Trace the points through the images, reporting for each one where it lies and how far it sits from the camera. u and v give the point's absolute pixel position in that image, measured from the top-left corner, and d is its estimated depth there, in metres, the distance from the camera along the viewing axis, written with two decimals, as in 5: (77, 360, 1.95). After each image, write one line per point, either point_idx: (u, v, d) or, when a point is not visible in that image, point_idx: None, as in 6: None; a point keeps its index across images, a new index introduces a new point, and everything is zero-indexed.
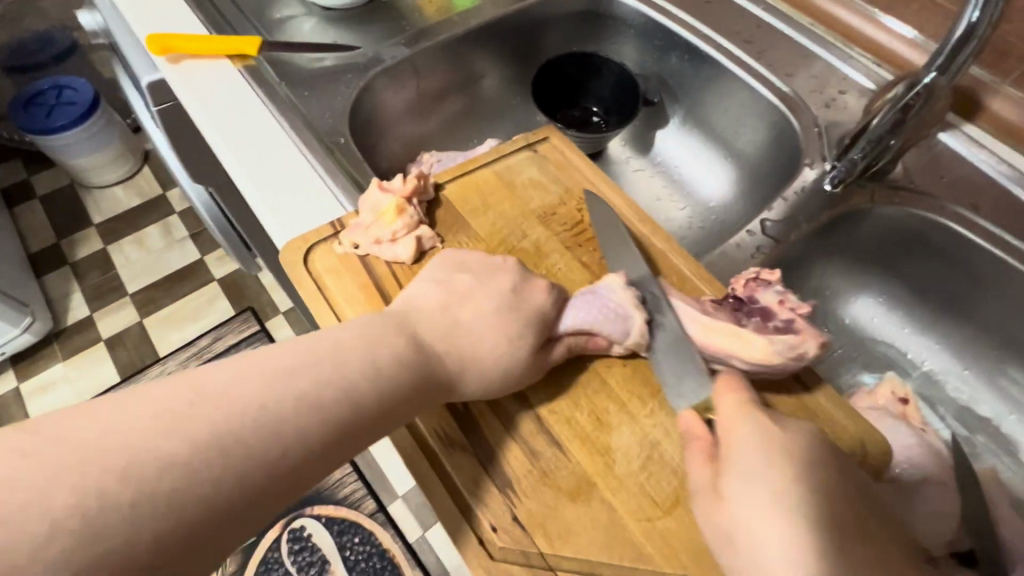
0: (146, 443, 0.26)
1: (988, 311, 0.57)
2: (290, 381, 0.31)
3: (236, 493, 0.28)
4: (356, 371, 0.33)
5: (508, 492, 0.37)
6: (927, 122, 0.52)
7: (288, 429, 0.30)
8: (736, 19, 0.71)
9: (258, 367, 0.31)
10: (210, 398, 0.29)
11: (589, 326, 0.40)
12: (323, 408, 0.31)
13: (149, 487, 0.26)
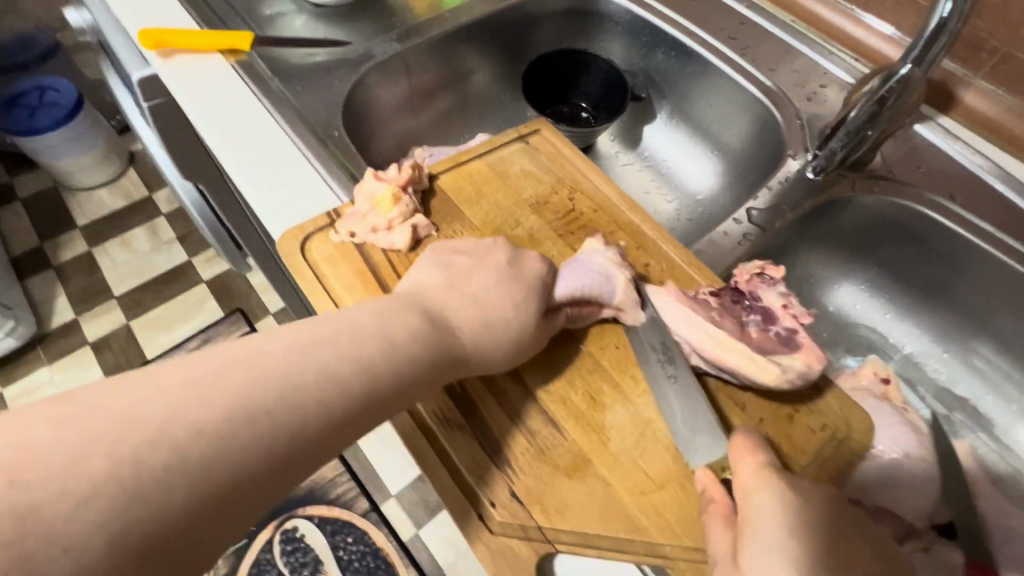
0: (165, 419, 0.26)
1: (964, 295, 0.60)
2: (306, 360, 0.31)
3: (255, 464, 0.28)
4: (375, 347, 0.34)
5: (505, 469, 0.38)
6: (902, 113, 0.54)
7: (311, 402, 0.30)
8: (721, 17, 0.72)
9: (274, 346, 0.31)
10: (228, 375, 0.29)
11: (580, 293, 0.42)
12: (338, 387, 0.31)
13: (175, 457, 0.26)
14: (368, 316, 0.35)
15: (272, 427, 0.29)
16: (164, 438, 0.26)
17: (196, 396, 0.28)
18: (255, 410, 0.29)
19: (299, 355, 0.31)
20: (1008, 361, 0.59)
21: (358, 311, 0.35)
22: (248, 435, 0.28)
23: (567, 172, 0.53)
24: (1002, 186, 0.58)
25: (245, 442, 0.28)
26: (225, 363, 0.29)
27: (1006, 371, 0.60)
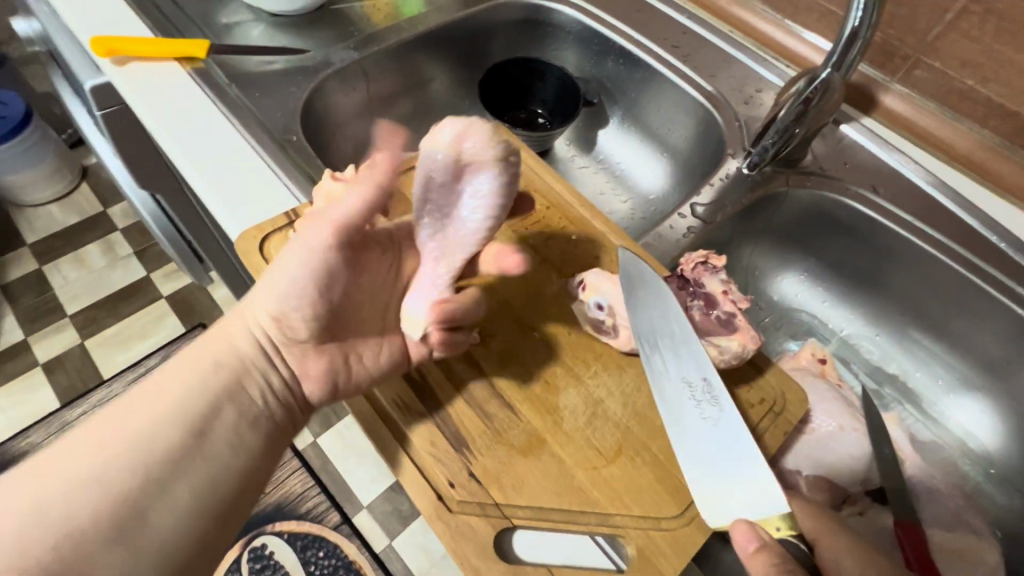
0: (71, 457, 0.35)
1: (889, 279, 0.65)
2: (157, 394, 0.38)
3: (143, 473, 0.36)
4: (216, 370, 0.41)
5: (464, 451, 0.39)
6: (824, 113, 0.58)
7: (170, 418, 0.38)
8: (665, 26, 0.77)
9: (166, 389, 0.39)
10: (145, 415, 0.37)
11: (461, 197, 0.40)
12: (187, 405, 0.38)
13: (66, 495, 0.34)
14: (234, 331, 0.42)
15: (143, 446, 0.36)
16: (120, 476, 0.35)
17: (112, 426, 0.37)
18: (184, 432, 0.37)
19: (190, 388, 0.39)
20: (932, 339, 0.65)
21: (220, 329, 0.42)
22: (190, 449, 0.37)
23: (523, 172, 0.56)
24: (921, 179, 0.63)
25: (191, 456, 0.37)
26: (131, 408, 0.37)
27: (930, 348, 0.65)
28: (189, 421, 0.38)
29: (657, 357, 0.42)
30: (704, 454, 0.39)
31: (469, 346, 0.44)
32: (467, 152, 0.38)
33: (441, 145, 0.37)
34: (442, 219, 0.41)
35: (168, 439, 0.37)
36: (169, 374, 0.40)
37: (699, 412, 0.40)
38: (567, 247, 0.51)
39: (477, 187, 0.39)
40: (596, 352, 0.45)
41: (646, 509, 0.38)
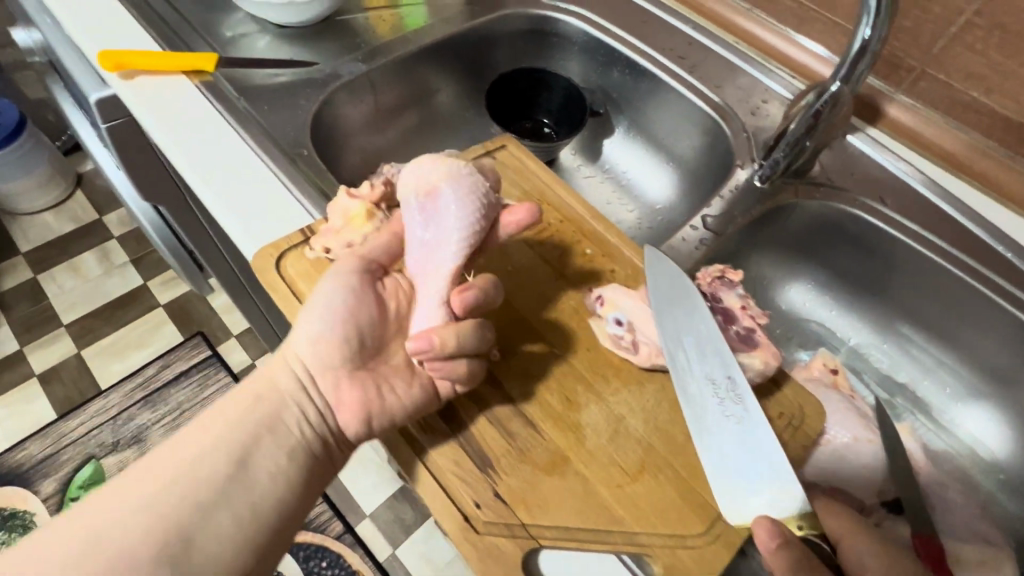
0: (129, 488, 0.39)
1: (896, 289, 0.66)
2: (204, 430, 0.41)
3: (191, 503, 0.39)
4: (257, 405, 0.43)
5: (488, 471, 0.39)
6: (834, 125, 0.59)
7: (215, 451, 0.41)
8: (671, 37, 0.77)
9: (211, 424, 0.42)
10: (195, 450, 0.41)
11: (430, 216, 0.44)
12: (230, 440, 0.41)
13: (123, 522, 0.37)
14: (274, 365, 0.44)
15: (191, 478, 0.39)
16: (170, 504, 0.38)
17: (165, 460, 0.40)
18: (227, 464, 0.40)
19: (233, 422, 0.42)
20: (939, 348, 0.65)
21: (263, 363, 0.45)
22: (233, 480, 0.40)
23: (536, 186, 0.56)
24: (926, 190, 0.64)
25: (234, 488, 0.40)
26: (183, 441, 0.41)
27: (937, 356, 0.65)
28: (232, 455, 0.41)
29: (685, 356, 0.44)
30: (729, 450, 0.41)
31: (491, 363, 0.44)
32: (430, 182, 0.45)
33: (410, 184, 0.45)
34: (424, 244, 0.44)
35: (212, 471, 0.40)
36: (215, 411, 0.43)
37: (723, 409, 0.43)
38: (582, 261, 0.51)
39: (446, 204, 0.44)
40: (616, 369, 0.45)
41: (674, 530, 0.38)
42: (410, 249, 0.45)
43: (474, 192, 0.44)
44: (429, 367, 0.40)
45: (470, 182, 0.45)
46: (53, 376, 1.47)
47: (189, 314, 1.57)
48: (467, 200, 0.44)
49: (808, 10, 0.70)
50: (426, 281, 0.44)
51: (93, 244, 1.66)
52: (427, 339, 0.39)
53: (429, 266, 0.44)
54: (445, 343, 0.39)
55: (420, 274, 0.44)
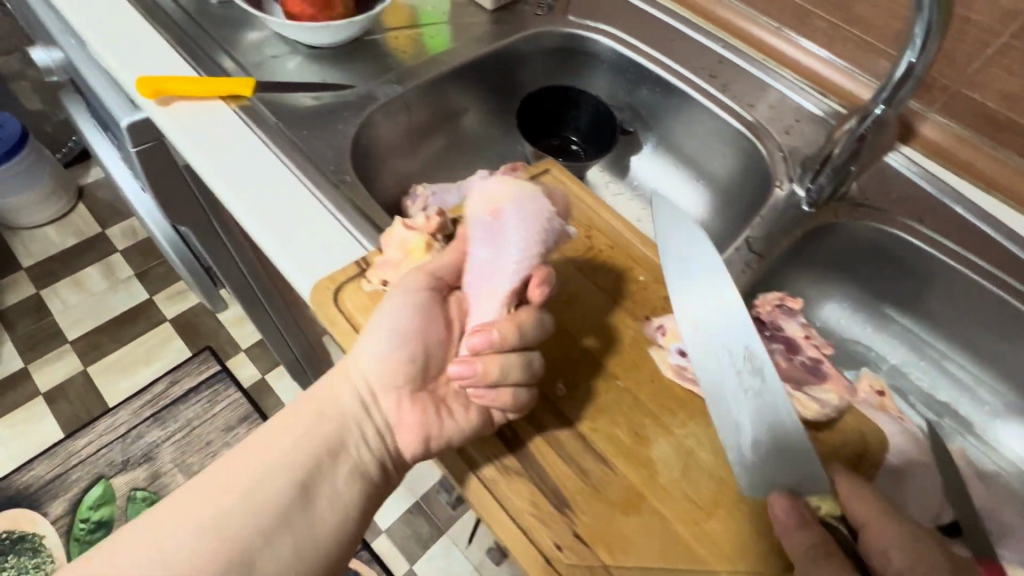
0: (191, 507, 0.37)
1: (932, 306, 0.66)
2: (264, 449, 0.40)
3: (255, 525, 0.38)
4: (316, 426, 0.42)
5: (567, 512, 0.39)
6: (879, 148, 0.60)
7: (277, 473, 0.40)
8: (701, 56, 0.78)
9: (272, 443, 0.41)
10: (255, 469, 0.39)
11: (495, 221, 0.44)
12: (292, 461, 0.40)
13: (189, 543, 0.36)
14: (337, 379, 0.43)
15: (254, 499, 0.38)
16: (235, 519, 0.37)
17: (227, 478, 0.39)
18: (290, 483, 0.40)
19: (296, 438, 0.41)
20: (976, 364, 0.66)
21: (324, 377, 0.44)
22: (295, 499, 0.39)
23: (583, 212, 0.55)
24: (960, 208, 0.64)
25: (296, 508, 0.39)
26: (243, 455, 0.40)
27: (976, 374, 0.66)
28: (295, 477, 0.40)
29: (699, 322, 0.44)
30: (743, 422, 0.42)
31: (555, 398, 0.44)
32: (495, 202, 0.44)
33: (474, 203, 0.44)
34: (484, 265, 0.44)
35: (276, 489, 0.39)
36: (275, 425, 0.42)
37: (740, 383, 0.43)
38: (634, 288, 0.51)
39: (511, 226, 0.43)
40: (681, 399, 0.44)
41: (753, 562, 0.39)
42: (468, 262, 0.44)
43: (542, 218, 0.44)
44: (474, 394, 0.41)
45: (540, 208, 0.44)
46: (59, 395, 1.44)
47: (197, 329, 1.55)
48: (533, 224, 0.44)
49: (839, 29, 0.70)
50: (484, 302, 0.43)
51: (96, 259, 1.63)
52: (469, 366, 0.40)
53: (488, 287, 0.43)
54: (489, 373, 0.40)
55: (473, 291, 0.44)
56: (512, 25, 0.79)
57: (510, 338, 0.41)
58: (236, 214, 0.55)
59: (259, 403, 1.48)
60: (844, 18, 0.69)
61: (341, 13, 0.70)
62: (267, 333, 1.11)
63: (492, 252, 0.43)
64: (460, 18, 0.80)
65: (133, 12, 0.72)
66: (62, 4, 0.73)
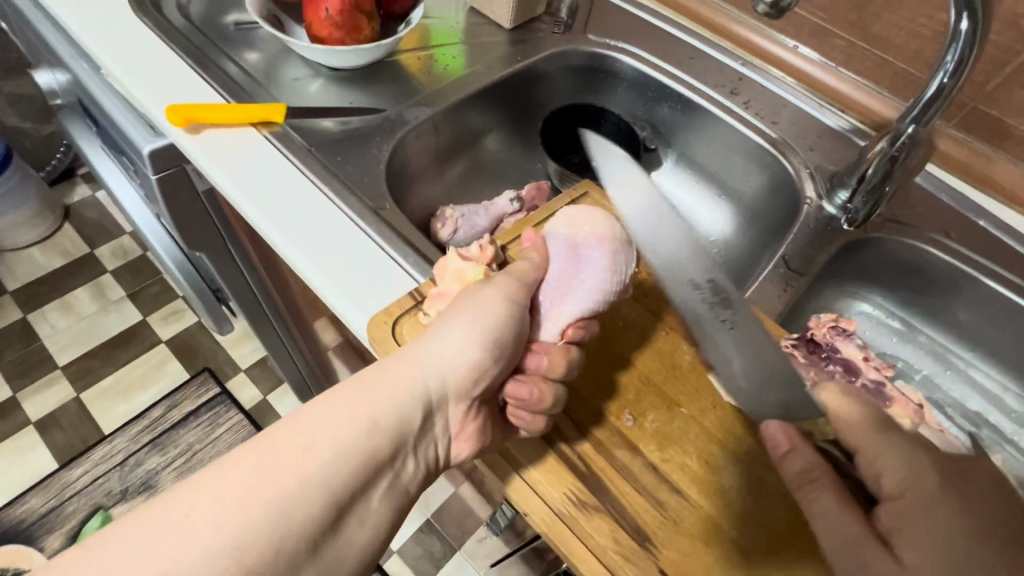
0: (217, 509, 0.35)
1: (959, 316, 0.67)
2: (299, 451, 0.37)
3: (284, 536, 0.35)
4: (358, 432, 0.39)
5: (649, 546, 0.40)
6: (912, 168, 0.61)
7: (312, 483, 0.37)
8: (719, 74, 0.79)
9: (309, 444, 0.38)
10: (288, 475, 0.36)
11: (583, 245, 0.48)
12: (330, 470, 0.38)
13: (214, 549, 0.34)
14: (399, 387, 0.41)
15: (286, 509, 0.36)
16: (259, 534, 0.35)
17: (257, 481, 0.36)
18: (326, 503, 0.37)
19: (340, 450, 0.38)
20: (1003, 372, 0.67)
21: (381, 380, 0.41)
22: (327, 521, 0.37)
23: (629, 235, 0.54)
24: (983, 222, 0.66)
25: (327, 529, 0.37)
26: (281, 460, 0.37)
27: (1002, 382, 0.67)
28: (330, 491, 0.37)
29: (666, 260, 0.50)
30: (731, 354, 0.47)
31: (623, 429, 0.45)
32: (587, 231, 0.49)
33: (566, 225, 0.49)
34: (560, 281, 0.47)
35: (311, 506, 0.36)
36: (313, 424, 0.39)
37: (717, 314, 0.48)
38: None
39: (594, 256, 0.48)
40: (745, 424, 0.46)
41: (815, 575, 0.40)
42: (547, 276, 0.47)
43: (626, 259, 0.48)
44: (516, 412, 0.44)
45: (628, 251, 0.49)
46: (52, 424, 1.39)
47: (193, 350, 1.50)
48: (617, 261, 0.48)
49: (856, 47, 0.72)
50: (550, 316, 0.46)
51: (85, 280, 1.58)
52: (528, 388, 0.43)
53: (557, 302, 0.46)
54: (542, 399, 0.43)
55: (544, 304, 0.47)
56: (531, 44, 0.80)
57: (557, 370, 0.45)
58: (276, 245, 0.54)
59: (262, 425, 1.44)
60: (863, 37, 0.70)
61: (368, 36, 0.69)
62: (275, 353, 1.08)
63: (573, 273, 0.47)
64: (478, 37, 0.80)
65: (151, 33, 0.71)
66: (74, 25, 0.71)
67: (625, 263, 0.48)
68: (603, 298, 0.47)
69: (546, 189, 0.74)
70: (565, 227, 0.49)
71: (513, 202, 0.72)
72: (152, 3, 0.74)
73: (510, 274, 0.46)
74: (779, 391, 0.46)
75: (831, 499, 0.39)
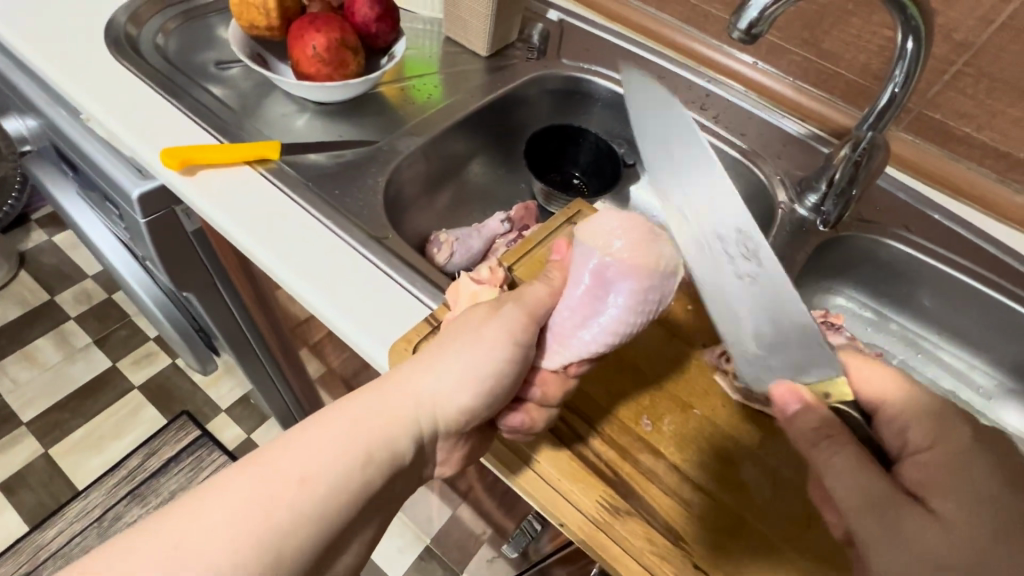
0: (224, 527, 0.34)
1: (925, 302, 0.73)
2: (306, 467, 0.37)
3: (289, 549, 0.36)
4: (362, 450, 0.39)
5: (679, 543, 0.43)
6: (873, 172, 0.66)
7: (317, 500, 0.37)
8: (688, 90, 0.83)
9: (315, 461, 0.38)
10: (298, 491, 0.37)
11: (618, 280, 0.46)
12: (338, 486, 0.38)
13: (221, 567, 0.33)
14: (391, 419, 0.41)
15: (296, 525, 0.36)
16: (252, 563, 0.34)
17: (264, 497, 0.36)
18: (331, 515, 0.37)
19: (345, 475, 0.38)
20: (968, 352, 0.73)
21: (383, 400, 0.42)
22: (331, 534, 0.37)
23: None
24: (938, 215, 0.72)
25: (330, 541, 0.38)
26: (286, 485, 0.36)
27: (970, 361, 0.73)
28: (338, 505, 0.38)
29: (688, 210, 0.46)
30: (744, 318, 0.45)
31: (646, 434, 0.48)
32: (629, 262, 0.46)
33: (605, 247, 0.47)
34: (576, 308, 0.47)
35: (312, 529, 0.36)
36: (319, 442, 0.38)
37: (736, 270, 0.45)
38: (687, 317, 0.55)
39: (621, 290, 0.46)
40: (756, 422, 0.49)
41: (831, 555, 0.43)
42: (566, 303, 0.48)
43: (656, 298, 0.47)
44: (509, 431, 0.46)
45: (665, 285, 0.47)
46: (18, 484, 1.31)
47: (170, 393, 1.45)
48: (646, 299, 0.46)
49: (810, 62, 0.78)
50: (556, 344, 0.47)
51: (47, 328, 1.50)
52: (521, 417, 0.46)
53: (569, 327, 0.47)
54: (534, 425, 0.46)
55: (558, 331, 0.47)
56: (508, 71, 0.83)
57: (552, 395, 0.47)
58: (282, 281, 0.55)
59: None
60: (816, 53, 0.76)
61: (354, 71, 0.70)
62: (262, 387, 1.06)
63: (600, 306, 0.47)
64: (457, 66, 0.82)
65: (133, 76, 0.70)
66: (49, 72, 0.70)
67: (653, 305, 0.47)
68: (617, 336, 0.47)
69: (534, 208, 0.77)
70: (606, 253, 0.47)
71: (504, 223, 0.74)
72: (129, 45, 0.74)
73: (515, 303, 0.47)
74: (788, 358, 0.44)
75: (847, 456, 0.39)
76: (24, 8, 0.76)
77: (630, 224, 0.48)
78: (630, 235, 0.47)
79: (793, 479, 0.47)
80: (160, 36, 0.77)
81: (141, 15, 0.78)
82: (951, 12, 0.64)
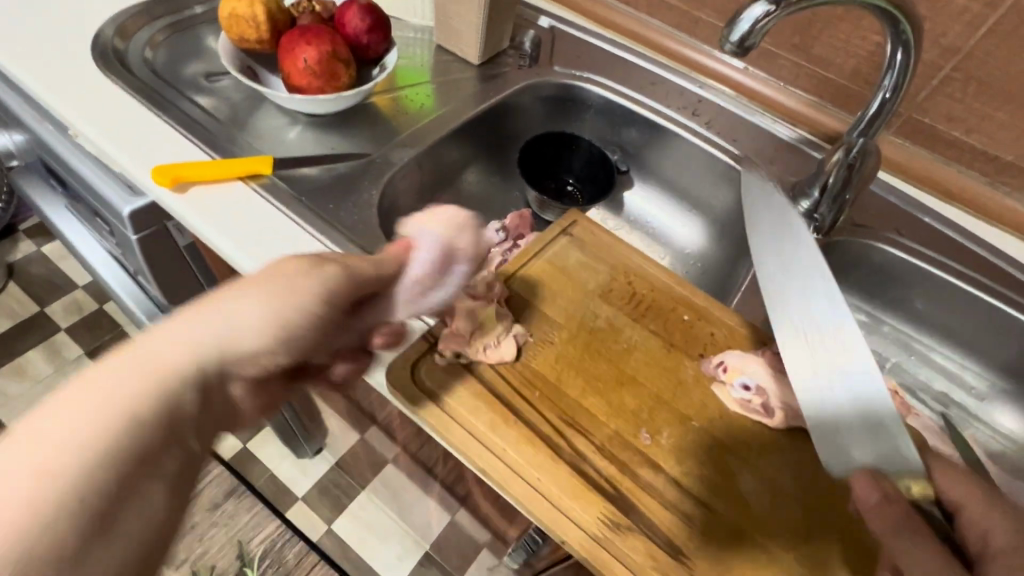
0: None
1: (918, 305, 0.74)
2: (58, 446, 0.28)
3: (58, 548, 0.27)
4: (142, 406, 0.31)
5: (680, 557, 0.43)
6: (865, 177, 0.67)
7: (86, 478, 0.28)
8: (679, 97, 0.83)
9: (69, 434, 0.28)
10: (51, 475, 0.27)
11: (462, 259, 0.48)
12: (113, 456, 0.29)
13: None
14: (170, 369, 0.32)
15: (64, 510, 0.27)
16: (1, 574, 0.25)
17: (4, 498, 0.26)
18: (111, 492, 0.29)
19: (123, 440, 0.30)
20: (962, 354, 0.74)
21: (161, 349, 0.33)
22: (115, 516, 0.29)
23: (619, 259, 0.59)
24: (929, 219, 0.73)
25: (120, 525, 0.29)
26: (30, 469, 0.27)
27: (965, 363, 0.74)
28: (118, 473, 0.29)
29: (790, 292, 0.52)
30: (826, 394, 0.48)
31: (645, 448, 0.48)
32: (465, 242, 0.48)
33: (439, 228, 0.48)
34: (421, 281, 0.45)
35: (84, 515, 0.28)
36: (71, 412, 0.29)
37: (825, 351, 0.50)
38: (683, 327, 0.56)
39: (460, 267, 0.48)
40: (755, 434, 0.50)
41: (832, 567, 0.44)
42: (408, 276, 0.44)
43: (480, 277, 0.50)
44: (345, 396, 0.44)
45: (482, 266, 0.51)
46: None
47: None
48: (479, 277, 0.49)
49: (800, 67, 0.78)
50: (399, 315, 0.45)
51: (38, 339, 1.49)
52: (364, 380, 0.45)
53: (417, 300, 0.45)
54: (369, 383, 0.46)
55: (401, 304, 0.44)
56: (501, 79, 0.83)
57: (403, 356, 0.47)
58: None
59: None
60: (806, 58, 0.77)
61: (346, 83, 0.70)
62: None
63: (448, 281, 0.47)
64: (449, 75, 0.82)
65: (120, 90, 0.70)
66: (36, 87, 0.69)
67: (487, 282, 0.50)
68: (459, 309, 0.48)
69: (529, 216, 0.76)
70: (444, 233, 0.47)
71: (499, 232, 0.74)
72: (116, 58, 0.73)
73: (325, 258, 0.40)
74: (865, 438, 0.47)
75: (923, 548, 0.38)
76: (10, 22, 0.75)
77: (453, 213, 0.49)
78: (456, 221, 0.49)
79: (792, 490, 0.47)
80: (149, 49, 0.77)
81: (128, 28, 0.77)
82: (938, 17, 0.65)
